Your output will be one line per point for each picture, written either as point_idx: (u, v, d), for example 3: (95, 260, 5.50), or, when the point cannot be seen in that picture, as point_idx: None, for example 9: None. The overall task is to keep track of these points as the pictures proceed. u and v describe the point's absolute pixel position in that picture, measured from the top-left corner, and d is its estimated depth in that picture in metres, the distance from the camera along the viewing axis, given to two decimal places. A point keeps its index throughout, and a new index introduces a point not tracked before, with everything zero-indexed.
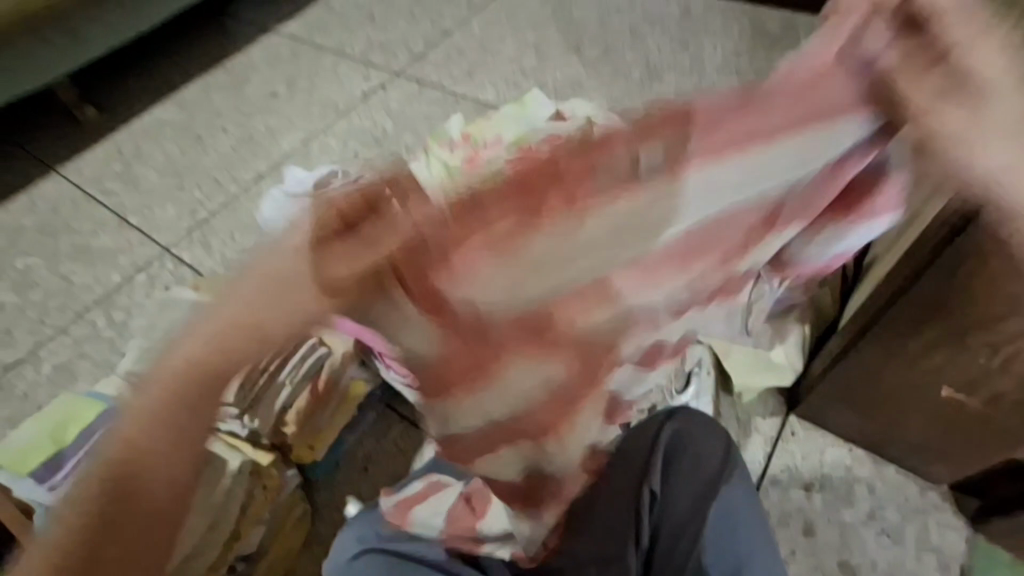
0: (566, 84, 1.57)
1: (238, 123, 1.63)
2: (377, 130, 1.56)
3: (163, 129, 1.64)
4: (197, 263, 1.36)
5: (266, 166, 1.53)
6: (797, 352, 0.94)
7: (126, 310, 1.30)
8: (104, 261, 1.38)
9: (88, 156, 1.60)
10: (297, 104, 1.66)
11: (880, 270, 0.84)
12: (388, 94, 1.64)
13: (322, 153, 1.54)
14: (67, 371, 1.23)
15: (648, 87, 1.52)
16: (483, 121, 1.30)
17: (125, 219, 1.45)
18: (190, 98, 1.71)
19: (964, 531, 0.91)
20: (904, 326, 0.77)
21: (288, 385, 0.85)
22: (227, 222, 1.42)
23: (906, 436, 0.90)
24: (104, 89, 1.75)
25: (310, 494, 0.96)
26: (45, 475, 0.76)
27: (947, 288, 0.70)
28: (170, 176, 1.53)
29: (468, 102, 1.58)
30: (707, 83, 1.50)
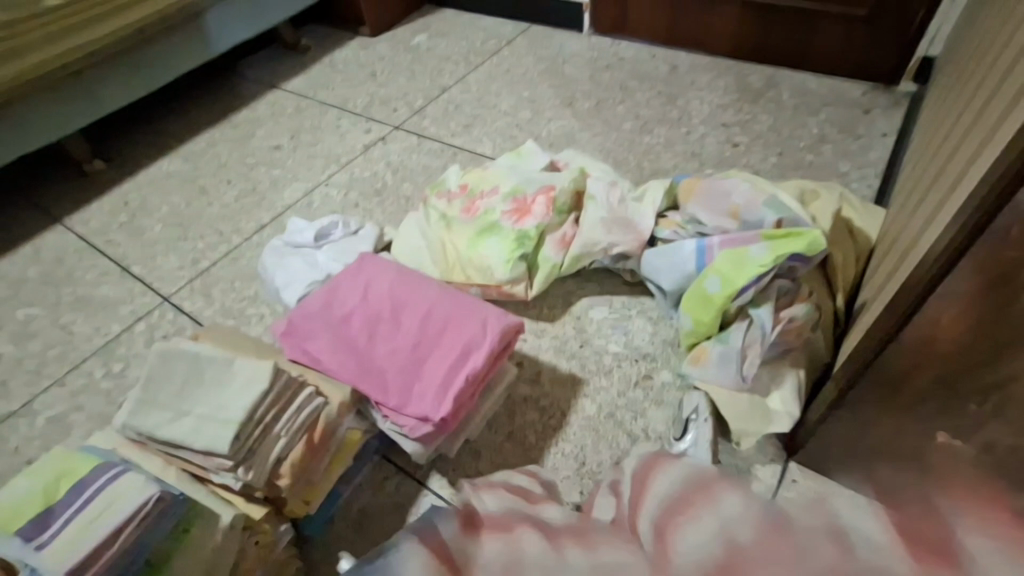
0: (560, 136, 1.63)
1: (242, 176, 1.68)
2: (377, 181, 1.61)
3: (168, 181, 1.69)
4: (197, 313, 1.37)
5: (268, 217, 1.56)
6: (794, 397, 0.93)
7: (124, 360, 1.29)
8: (104, 311, 1.39)
9: (93, 208, 1.64)
10: (299, 158, 1.72)
11: (870, 315, 0.84)
12: (388, 148, 1.70)
13: (323, 203, 1.58)
14: (61, 424, 1.20)
15: (638, 140, 1.57)
16: (480, 172, 1.35)
17: (128, 269, 1.48)
18: (195, 152, 1.77)
19: None
20: (897, 368, 0.73)
21: (283, 436, 0.83)
22: (228, 271, 1.44)
23: None
24: (113, 145, 1.81)
25: (303, 550, 0.95)
26: (34, 531, 0.69)
27: (932, 330, 0.67)
28: (174, 227, 1.56)
29: (465, 154, 1.63)
30: (695, 134, 1.56)
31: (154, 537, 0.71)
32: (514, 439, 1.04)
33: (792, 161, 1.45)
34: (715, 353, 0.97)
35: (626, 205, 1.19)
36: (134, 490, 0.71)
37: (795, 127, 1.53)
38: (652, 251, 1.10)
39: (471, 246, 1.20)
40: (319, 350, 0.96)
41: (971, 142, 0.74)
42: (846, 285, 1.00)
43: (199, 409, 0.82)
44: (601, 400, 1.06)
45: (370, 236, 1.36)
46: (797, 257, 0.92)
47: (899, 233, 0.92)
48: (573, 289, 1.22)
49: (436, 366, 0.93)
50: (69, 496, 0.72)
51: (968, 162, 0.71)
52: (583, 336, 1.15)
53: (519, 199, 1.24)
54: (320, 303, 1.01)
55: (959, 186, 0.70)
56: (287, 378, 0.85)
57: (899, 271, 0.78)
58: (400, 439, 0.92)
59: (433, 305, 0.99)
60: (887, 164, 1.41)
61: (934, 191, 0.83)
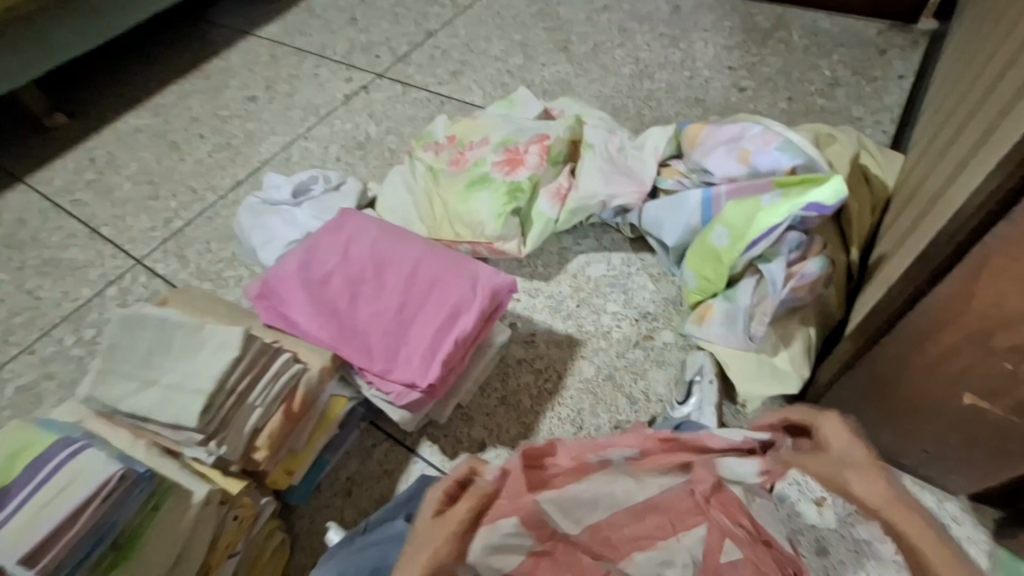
0: (555, 83, 1.52)
1: (215, 129, 1.57)
2: (360, 133, 1.50)
3: (137, 136, 1.58)
4: (171, 276, 1.29)
5: (244, 173, 1.47)
6: (804, 359, 0.87)
7: (96, 326, 1.22)
8: (73, 275, 1.31)
9: (57, 165, 1.53)
10: (275, 110, 1.60)
11: (892, 270, 0.77)
12: (370, 97, 1.58)
13: (302, 158, 1.48)
14: (32, 393, 1.14)
15: (638, 85, 1.47)
16: (469, 122, 1.26)
17: (97, 231, 1.39)
18: (164, 104, 1.65)
19: (986, 545, 0.79)
20: (920, 326, 0.67)
21: (259, 407, 0.78)
22: (203, 232, 1.36)
23: (919, 447, 0.78)
24: (75, 97, 1.69)
25: (289, 521, 0.91)
26: None
27: (970, 285, 0.60)
28: (144, 185, 1.47)
29: (453, 103, 1.53)
30: (700, 79, 1.46)
31: (122, 515, 0.66)
32: (507, 403, 0.99)
33: (803, 107, 1.36)
34: (720, 311, 0.91)
35: (627, 154, 1.11)
36: (93, 467, 0.66)
37: (806, 69, 1.43)
38: (654, 204, 1.03)
39: (461, 200, 1.12)
40: (296, 312, 0.89)
41: (1008, 83, 0.67)
42: (861, 238, 0.93)
43: (168, 378, 0.76)
44: (599, 361, 1.01)
45: (352, 192, 1.27)
46: (815, 204, 0.82)
47: (923, 179, 0.85)
48: (569, 245, 1.15)
49: (424, 329, 0.87)
50: (25, 475, 0.67)
51: (1004, 106, 0.63)
52: (580, 295, 1.09)
53: (511, 149, 1.15)
54: (296, 261, 0.93)
55: (995, 134, 0.62)
56: (260, 344, 0.79)
57: (929, 218, 0.71)
58: (386, 407, 0.87)
59: (419, 263, 0.91)
60: (903, 109, 1.32)
61: (968, 132, 0.74)
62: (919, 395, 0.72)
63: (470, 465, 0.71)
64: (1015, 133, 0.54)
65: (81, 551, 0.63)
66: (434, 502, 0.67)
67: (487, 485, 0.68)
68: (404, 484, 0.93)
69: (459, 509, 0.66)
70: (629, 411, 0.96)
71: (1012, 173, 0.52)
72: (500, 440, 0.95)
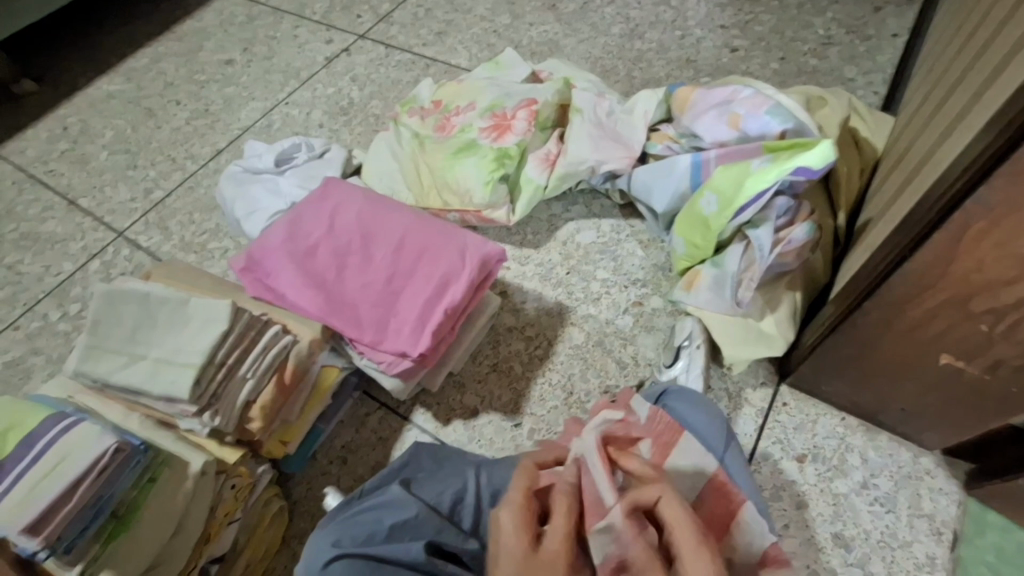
0: (543, 43, 1.48)
1: (192, 95, 1.52)
2: (344, 98, 1.46)
3: (110, 104, 1.52)
4: (155, 249, 1.27)
5: (224, 141, 1.43)
6: (789, 322, 0.88)
7: (82, 301, 1.20)
8: (53, 249, 1.28)
9: (30, 135, 1.48)
10: (254, 73, 1.55)
11: (879, 234, 0.78)
12: (352, 60, 1.53)
13: (284, 124, 1.44)
14: (20, 369, 1.13)
15: (628, 45, 1.43)
16: (454, 86, 1.23)
17: (74, 203, 1.35)
18: (138, 69, 1.59)
19: (956, 495, 0.82)
20: (903, 292, 0.67)
21: (250, 379, 0.78)
22: (185, 202, 1.33)
23: (898, 405, 0.81)
24: (44, 63, 1.61)
25: (287, 489, 0.93)
26: None
27: (954, 252, 0.60)
28: (121, 154, 1.42)
29: (438, 66, 1.48)
30: (691, 38, 1.42)
31: (118, 488, 0.67)
32: (499, 370, 1.00)
33: (795, 67, 1.34)
34: (708, 277, 0.91)
35: (616, 119, 1.09)
36: (87, 440, 0.66)
37: (798, 28, 1.40)
38: (643, 169, 1.02)
39: (448, 167, 1.10)
40: (285, 284, 0.88)
41: (992, 52, 0.67)
42: (849, 203, 0.94)
43: (157, 352, 0.76)
44: (589, 328, 1.02)
45: (337, 160, 1.25)
46: (804, 169, 0.81)
47: (911, 144, 0.85)
48: (558, 212, 1.14)
49: (412, 301, 0.87)
50: (19, 451, 0.67)
51: (988, 77, 0.64)
52: (569, 262, 1.09)
53: (498, 114, 1.13)
54: (282, 232, 0.91)
55: (977, 106, 0.63)
56: (249, 318, 0.79)
57: (916, 183, 0.71)
58: (379, 376, 0.88)
59: (406, 234, 0.90)
60: (896, 69, 1.30)
61: (958, 95, 0.73)
62: (901, 358, 0.74)
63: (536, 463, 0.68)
64: (996, 106, 0.55)
65: (80, 523, 0.64)
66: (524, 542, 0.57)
67: (570, 485, 0.64)
68: (399, 450, 0.95)
69: (560, 525, 0.59)
70: (618, 375, 0.97)
71: (986, 148, 0.54)
72: (493, 406, 0.97)
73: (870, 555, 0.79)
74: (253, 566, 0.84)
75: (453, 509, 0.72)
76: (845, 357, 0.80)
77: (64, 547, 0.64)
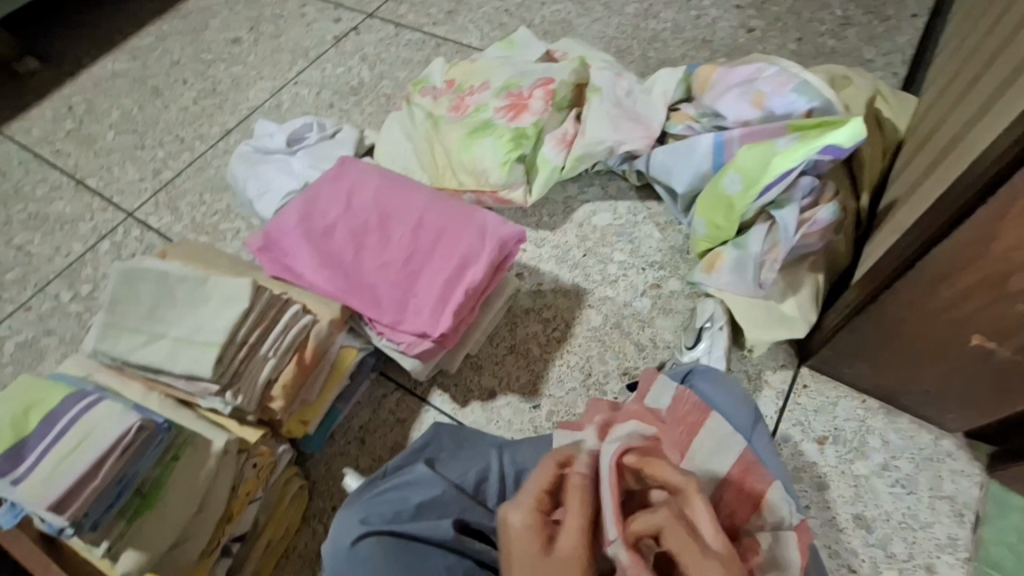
0: (555, 22, 1.45)
1: (199, 74, 1.50)
2: (353, 78, 1.44)
3: (116, 83, 1.50)
4: (166, 229, 1.26)
5: (233, 120, 1.41)
6: (811, 305, 0.88)
7: (93, 282, 1.19)
8: (63, 229, 1.27)
9: (35, 115, 1.46)
10: (262, 52, 1.52)
11: (907, 214, 0.77)
12: (361, 39, 1.51)
13: (293, 105, 1.42)
14: (33, 349, 1.13)
15: (643, 25, 1.41)
16: (468, 65, 1.21)
17: (82, 183, 1.34)
18: (143, 48, 1.56)
19: (977, 477, 0.82)
20: (937, 271, 0.66)
21: (271, 358, 0.77)
22: (195, 183, 1.31)
23: (922, 387, 0.80)
24: (46, 41, 1.59)
25: (306, 468, 0.93)
26: (8, 466, 0.65)
27: (994, 227, 0.59)
28: (129, 134, 1.40)
29: (450, 46, 1.46)
30: (707, 18, 1.40)
31: (142, 465, 0.67)
32: (517, 352, 0.99)
33: (813, 48, 1.32)
34: (730, 259, 0.90)
35: (635, 98, 1.08)
36: (111, 418, 0.66)
37: (816, 8, 1.38)
38: (663, 149, 1.01)
39: (464, 147, 1.08)
40: (303, 264, 0.87)
41: None
42: (872, 184, 0.93)
43: (177, 330, 0.75)
44: (607, 310, 1.01)
45: (350, 140, 1.23)
46: (832, 148, 0.80)
47: (939, 123, 0.84)
48: (574, 194, 1.13)
49: (431, 281, 0.86)
50: (43, 428, 0.67)
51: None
52: (586, 244, 1.08)
53: (514, 93, 1.11)
54: (299, 211, 0.90)
55: (1016, 83, 0.61)
56: (269, 297, 0.78)
57: (949, 161, 0.70)
58: (398, 357, 0.87)
59: (424, 213, 0.89)
60: (916, 50, 1.28)
61: (992, 73, 0.72)
62: (931, 339, 0.73)
63: (555, 459, 0.64)
64: None
65: (106, 501, 0.64)
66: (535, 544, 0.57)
67: (584, 475, 0.61)
68: (417, 431, 0.95)
69: (571, 526, 0.57)
70: (637, 358, 0.97)
71: None
72: (511, 388, 0.96)
73: (890, 536, 0.80)
74: (273, 544, 0.85)
75: (478, 489, 0.72)
76: (871, 338, 0.79)
77: (90, 525, 0.64)
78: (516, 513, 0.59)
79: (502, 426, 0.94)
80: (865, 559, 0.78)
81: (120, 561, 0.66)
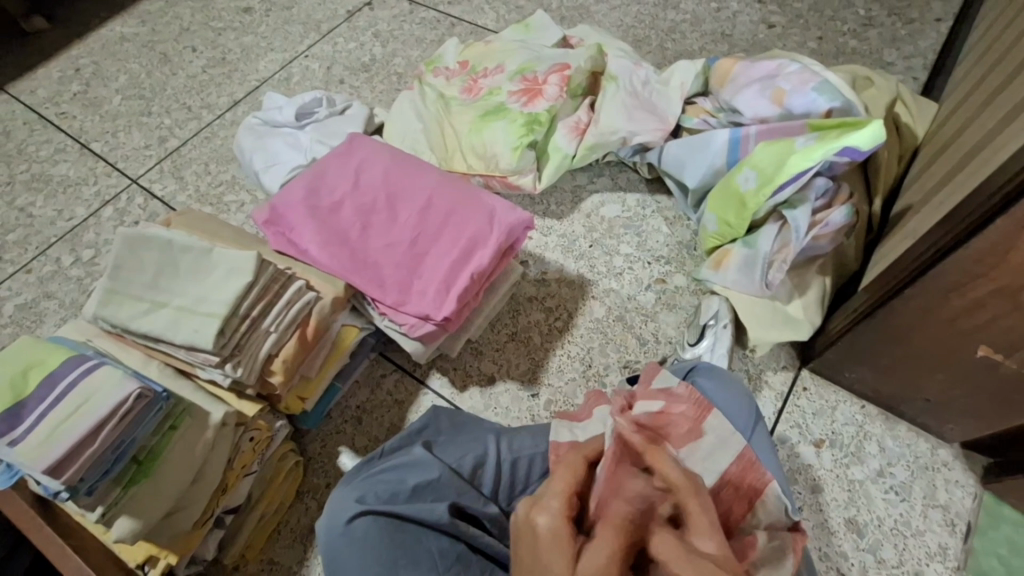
0: (573, 8, 1.43)
1: (208, 42, 1.47)
2: (365, 54, 1.42)
3: (124, 46, 1.47)
4: (170, 198, 1.24)
5: (241, 91, 1.39)
6: (817, 307, 0.87)
7: (95, 247, 1.19)
8: (66, 192, 1.26)
9: (41, 75, 1.44)
10: (273, 23, 1.50)
11: (922, 221, 0.76)
12: (374, 15, 1.48)
13: (303, 78, 1.40)
14: (33, 311, 1.12)
15: (662, 14, 1.39)
16: (483, 47, 1.20)
17: (87, 146, 1.32)
18: (153, 13, 1.54)
19: (971, 488, 0.82)
20: (951, 280, 0.66)
21: (273, 333, 0.77)
22: (201, 152, 1.30)
23: (923, 396, 0.80)
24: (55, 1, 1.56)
25: (302, 444, 0.93)
26: (4, 427, 0.64)
27: (1012, 239, 0.58)
28: (135, 99, 1.39)
29: (464, 26, 1.43)
30: (728, 12, 1.38)
31: (139, 433, 0.66)
32: (518, 340, 0.99)
33: (833, 48, 1.30)
34: (738, 256, 0.89)
35: (651, 89, 1.06)
36: (110, 383, 0.65)
37: (839, 7, 1.35)
38: (677, 143, 0.99)
39: (474, 130, 1.07)
40: (306, 240, 0.86)
41: None
42: (886, 190, 0.92)
43: (178, 301, 0.75)
44: (610, 302, 1.01)
45: (359, 116, 1.21)
46: (850, 149, 0.79)
47: (957, 132, 0.83)
48: (583, 183, 1.12)
49: (437, 264, 0.85)
50: (41, 391, 0.66)
51: None
52: (593, 235, 1.07)
53: (529, 78, 1.10)
54: (305, 186, 0.89)
55: None
56: (273, 271, 0.78)
57: (970, 169, 0.69)
58: (400, 338, 0.87)
59: (433, 195, 0.88)
60: (937, 55, 1.26)
61: (1018, 83, 0.70)
62: (937, 347, 0.73)
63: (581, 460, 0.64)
64: None
65: (102, 466, 0.64)
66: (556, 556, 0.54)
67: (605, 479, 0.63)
68: (415, 413, 0.95)
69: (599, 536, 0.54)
70: (638, 351, 0.96)
71: None
72: (511, 375, 0.96)
73: (882, 541, 0.80)
74: (266, 517, 0.85)
75: (474, 474, 0.72)
76: (877, 345, 0.79)
77: (86, 489, 0.64)
78: (541, 516, 0.58)
79: (498, 413, 0.94)
80: (855, 563, 0.79)
81: (114, 527, 0.66)
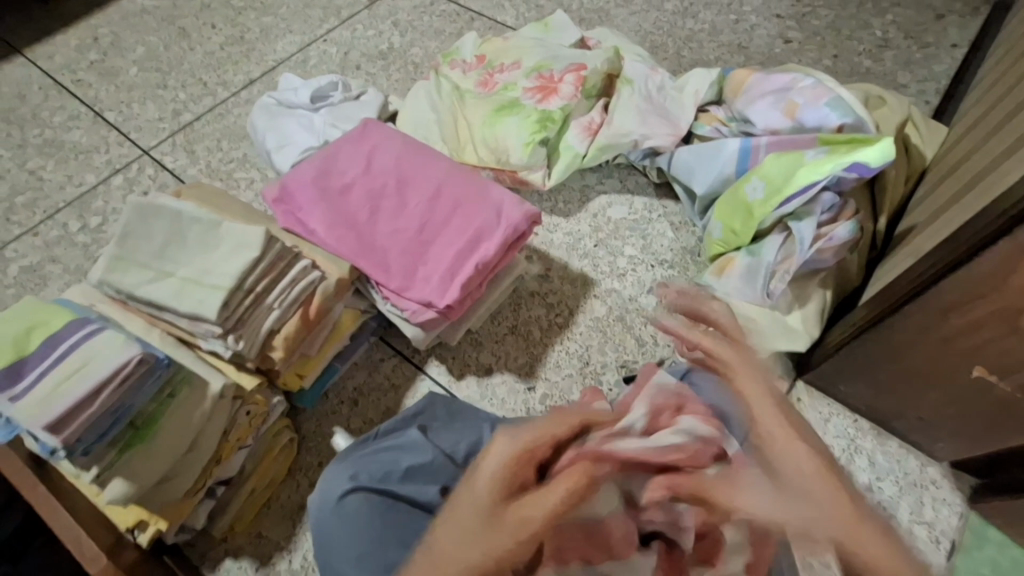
0: (592, 10, 1.43)
1: (228, 20, 1.48)
2: (383, 43, 1.42)
3: (144, 18, 1.48)
4: (180, 171, 1.25)
5: (258, 70, 1.39)
6: (816, 319, 0.88)
7: (102, 215, 1.19)
8: (77, 159, 1.27)
9: (60, 42, 1.44)
10: (293, 6, 1.50)
11: (926, 240, 0.76)
12: (395, 5, 1.49)
13: (320, 62, 1.40)
14: (37, 275, 1.12)
15: (680, 23, 1.40)
16: (501, 42, 1.20)
17: (100, 115, 1.33)
18: None
19: (958, 506, 0.83)
20: (950, 299, 0.67)
21: (276, 309, 0.77)
22: (213, 128, 1.30)
23: (916, 413, 0.81)
24: None
25: (297, 422, 0.94)
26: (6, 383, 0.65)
27: (1014, 262, 0.59)
28: (151, 72, 1.39)
29: (483, 21, 1.44)
30: (745, 24, 1.39)
31: (139, 398, 0.67)
32: (517, 333, 1.00)
33: (847, 67, 1.31)
34: (741, 265, 0.90)
35: (665, 95, 1.07)
36: (113, 346, 0.66)
37: (856, 27, 1.36)
38: (687, 149, 1.00)
39: (487, 123, 1.07)
40: (315, 221, 0.87)
41: None
42: (891, 208, 0.92)
43: (185, 270, 0.75)
44: (611, 302, 1.01)
45: (373, 103, 1.22)
46: (858, 165, 0.80)
47: (966, 155, 0.83)
48: (592, 184, 1.13)
49: (442, 252, 0.86)
50: (44, 349, 0.67)
51: None
52: (599, 235, 1.08)
53: (545, 76, 1.10)
54: (316, 167, 0.90)
55: None
56: (281, 247, 0.78)
57: (975, 192, 0.70)
58: (401, 323, 0.87)
59: (443, 184, 0.89)
60: (951, 80, 1.27)
61: None
62: (933, 365, 0.73)
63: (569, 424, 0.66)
64: None
65: (100, 428, 0.65)
66: (492, 498, 0.55)
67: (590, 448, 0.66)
68: (411, 399, 0.95)
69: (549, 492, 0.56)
70: (637, 352, 0.97)
71: None
72: (508, 367, 0.97)
73: None
74: (257, 491, 0.86)
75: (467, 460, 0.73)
76: (873, 359, 0.79)
77: (83, 449, 0.64)
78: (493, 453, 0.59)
79: (493, 404, 0.94)
80: None
81: (108, 489, 0.67)
